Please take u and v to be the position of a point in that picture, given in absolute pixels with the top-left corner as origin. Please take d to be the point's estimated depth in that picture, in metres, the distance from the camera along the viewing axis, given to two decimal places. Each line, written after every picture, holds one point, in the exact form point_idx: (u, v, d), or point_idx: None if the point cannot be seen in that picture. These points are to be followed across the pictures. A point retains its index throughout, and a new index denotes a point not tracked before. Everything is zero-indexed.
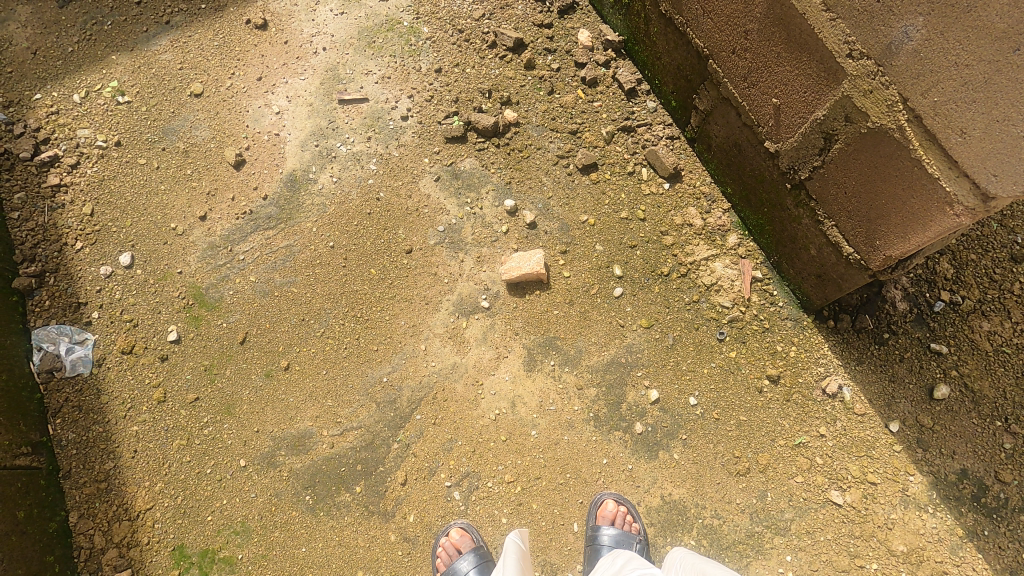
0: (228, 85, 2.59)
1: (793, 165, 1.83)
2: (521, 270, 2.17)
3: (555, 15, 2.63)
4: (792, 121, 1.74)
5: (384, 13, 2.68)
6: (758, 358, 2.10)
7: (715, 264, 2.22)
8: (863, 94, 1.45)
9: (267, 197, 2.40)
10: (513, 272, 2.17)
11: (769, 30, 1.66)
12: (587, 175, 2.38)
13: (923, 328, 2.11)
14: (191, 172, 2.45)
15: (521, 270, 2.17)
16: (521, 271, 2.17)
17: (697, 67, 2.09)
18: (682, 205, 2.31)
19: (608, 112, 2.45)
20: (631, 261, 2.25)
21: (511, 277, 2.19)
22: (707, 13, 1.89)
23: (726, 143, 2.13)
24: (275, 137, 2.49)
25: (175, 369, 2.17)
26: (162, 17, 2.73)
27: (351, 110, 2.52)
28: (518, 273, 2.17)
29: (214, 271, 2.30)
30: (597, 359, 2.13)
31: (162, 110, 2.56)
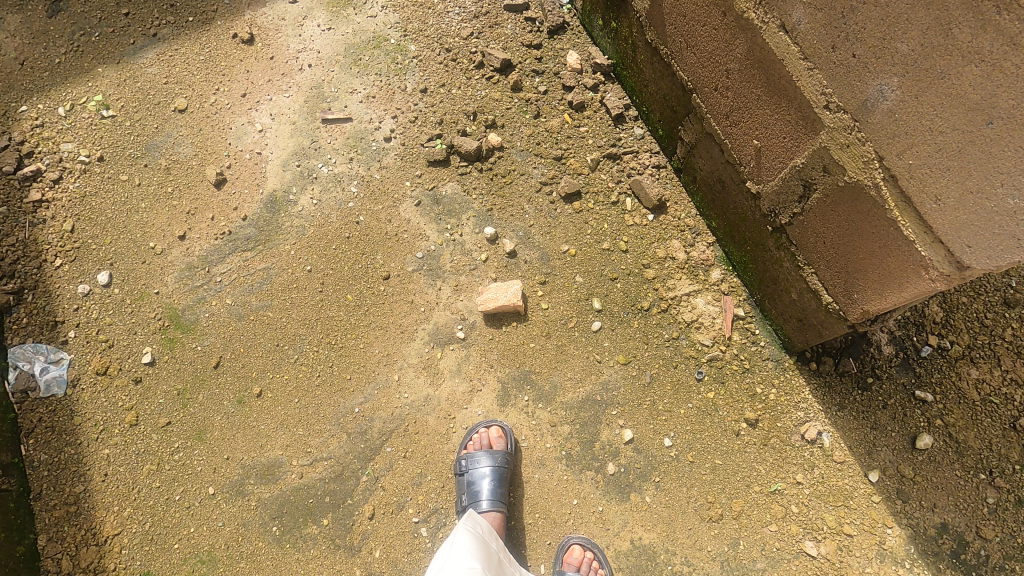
0: (213, 101, 2.57)
1: (774, 209, 1.77)
2: (499, 302, 2.13)
3: (545, 35, 2.58)
4: (772, 164, 1.68)
5: (371, 30, 2.63)
6: (736, 400, 2.05)
7: (696, 300, 2.16)
8: (840, 148, 1.39)
9: (246, 218, 2.38)
10: (491, 304, 2.14)
11: (748, 72, 1.60)
12: (570, 203, 2.33)
13: (908, 373, 2.05)
14: (171, 190, 2.44)
15: (500, 302, 2.14)
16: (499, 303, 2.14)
17: (682, 99, 2.04)
18: (665, 236, 2.25)
19: (594, 138, 2.40)
20: (611, 294, 2.20)
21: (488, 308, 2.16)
22: (690, 48, 1.83)
23: (710, 178, 2.07)
24: (257, 156, 2.46)
25: (148, 392, 2.16)
26: (150, 29, 2.71)
27: (334, 129, 2.49)
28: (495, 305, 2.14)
29: (191, 292, 2.29)
30: (572, 395, 2.09)
31: (146, 126, 2.54)
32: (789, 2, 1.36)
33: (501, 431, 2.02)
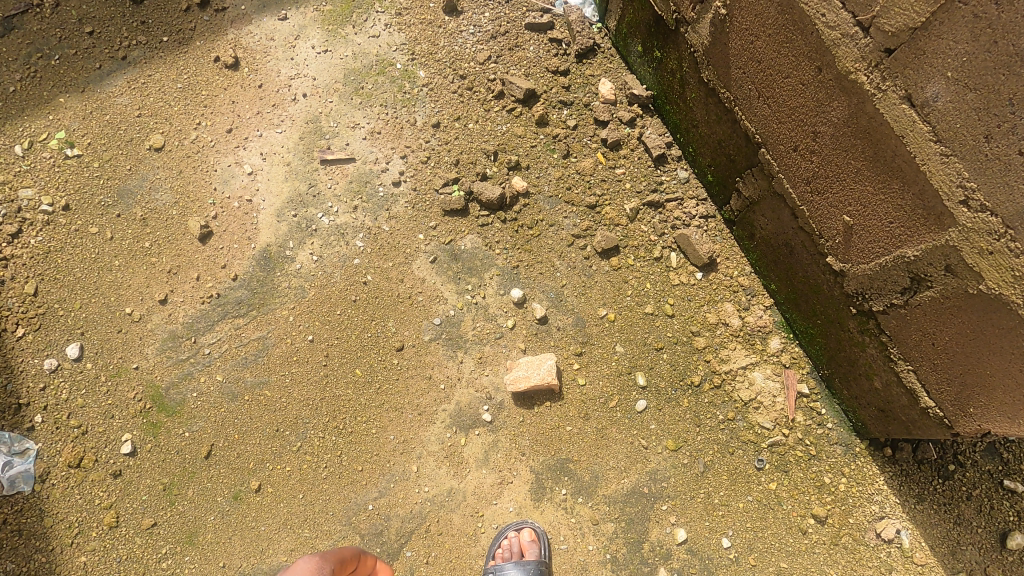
0: (194, 138, 2.24)
1: (861, 292, 1.51)
2: (531, 382, 1.87)
3: (572, 59, 2.27)
4: (868, 246, 1.40)
5: (374, 53, 2.31)
6: (802, 492, 1.82)
7: (754, 375, 1.90)
8: (979, 253, 1.13)
9: (237, 277, 2.08)
10: (522, 384, 1.88)
11: (847, 140, 1.31)
12: (608, 259, 2.05)
13: (994, 459, 1.80)
14: (149, 244, 2.13)
15: (532, 381, 1.88)
16: (532, 382, 1.88)
17: (744, 149, 1.75)
18: (717, 298, 1.98)
19: (633, 181, 2.11)
20: (657, 367, 1.94)
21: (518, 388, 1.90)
22: (763, 98, 1.54)
23: (776, 238, 1.78)
24: (247, 204, 2.16)
25: (130, 488, 1.89)
26: (118, 50, 2.35)
27: (335, 171, 2.18)
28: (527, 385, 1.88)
29: (175, 367, 2.00)
30: (616, 488, 1.84)
31: (118, 167, 2.22)
32: (926, 72, 1.10)
33: (534, 534, 1.78)
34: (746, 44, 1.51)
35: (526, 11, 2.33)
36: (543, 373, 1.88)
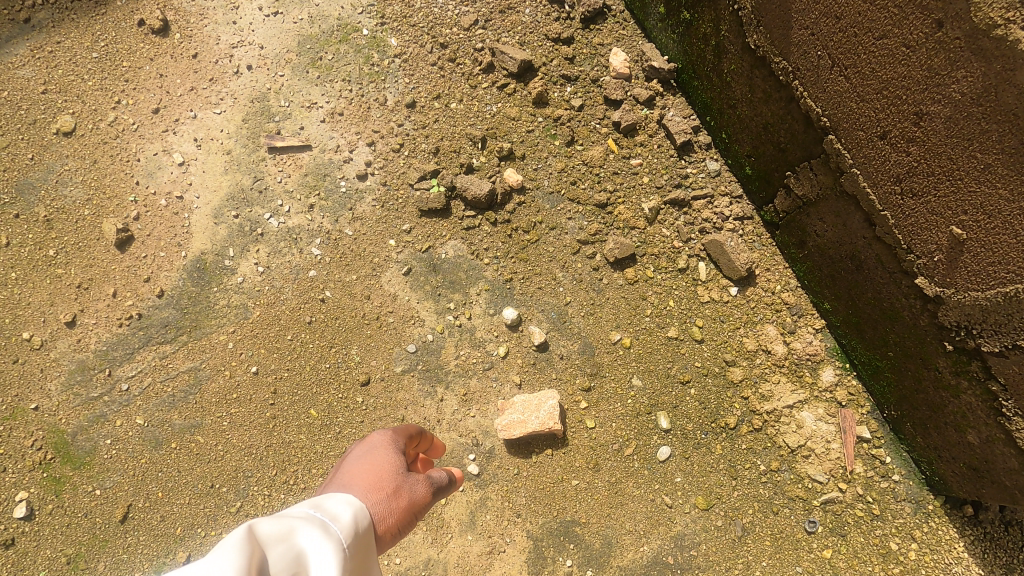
0: (112, 120, 1.82)
1: (964, 324, 1.16)
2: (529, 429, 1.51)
3: (577, 24, 1.86)
4: (988, 266, 1.06)
5: (334, 15, 1.89)
6: (864, 562, 1.47)
7: (803, 415, 1.55)
8: None
9: (164, 293, 1.68)
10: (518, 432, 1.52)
11: (981, 123, 0.96)
12: (621, 271, 1.67)
13: None
14: (54, 252, 1.72)
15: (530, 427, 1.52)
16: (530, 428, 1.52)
17: (801, 136, 1.38)
18: (756, 320, 1.62)
19: (651, 175, 1.73)
20: (682, 404, 1.58)
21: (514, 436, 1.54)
22: (838, 68, 1.17)
23: (842, 247, 1.40)
24: (177, 202, 1.75)
25: (28, 562, 1.53)
26: (19, 11, 1.91)
27: (286, 161, 1.77)
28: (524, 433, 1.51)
29: (84, 407, 1.61)
30: (633, 557, 1.49)
31: (17, 156, 1.80)
32: None
33: None
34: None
35: None
36: (543, 417, 1.51)
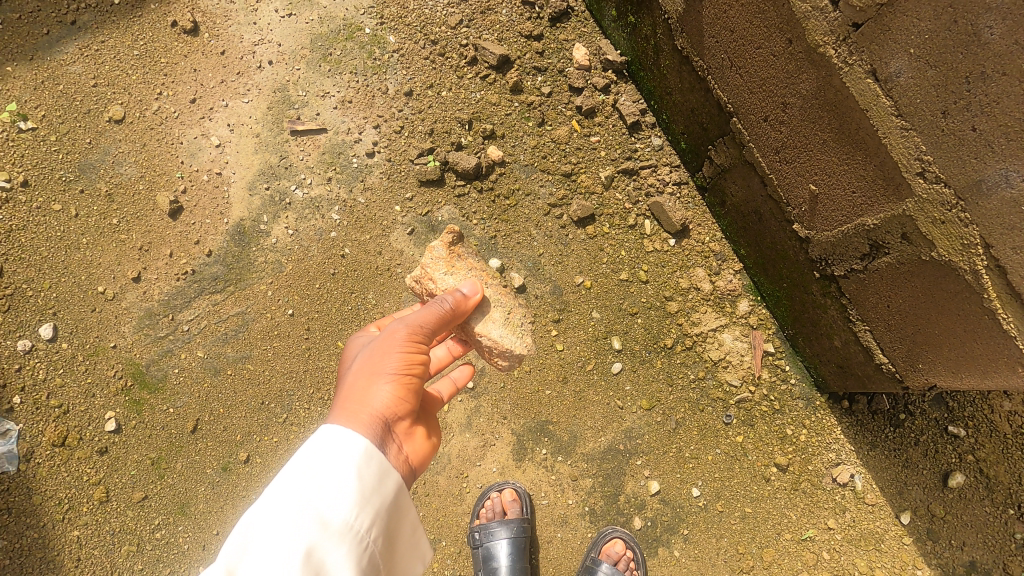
0: (156, 109, 2.16)
1: (825, 258, 1.58)
2: (512, 298, 1.63)
3: (546, 23, 2.21)
4: (831, 214, 1.47)
5: (341, 16, 2.21)
6: (766, 444, 1.94)
7: (724, 336, 2.00)
8: (932, 222, 1.19)
9: (211, 253, 2.06)
10: (499, 320, 1.57)
11: (814, 111, 1.35)
12: (584, 228, 2.08)
13: (940, 408, 1.95)
14: (117, 221, 2.08)
15: (495, 293, 1.61)
16: (502, 289, 1.64)
17: (716, 118, 1.77)
18: (688, 265, 2.04)
19: (607, 149, 2.12)
20: (631, 331, 2.01)
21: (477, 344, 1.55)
22: (735, 68, 1.55)
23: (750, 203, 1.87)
24: (216, 177, 2.11)
25: (118, 464, 1.94)
26: (66, 14, 2.20)
27: (306, 142, 2.14)
28: (509, 310, 1.60)
29: (154, 344, 2.01)
30: (593, 446, 1.94)
31: (77, 140, 2.13)
32: (891, 48, 1.10)
33: (515, 494, 1.91)
34: (720, 12, 1.52)
35: None
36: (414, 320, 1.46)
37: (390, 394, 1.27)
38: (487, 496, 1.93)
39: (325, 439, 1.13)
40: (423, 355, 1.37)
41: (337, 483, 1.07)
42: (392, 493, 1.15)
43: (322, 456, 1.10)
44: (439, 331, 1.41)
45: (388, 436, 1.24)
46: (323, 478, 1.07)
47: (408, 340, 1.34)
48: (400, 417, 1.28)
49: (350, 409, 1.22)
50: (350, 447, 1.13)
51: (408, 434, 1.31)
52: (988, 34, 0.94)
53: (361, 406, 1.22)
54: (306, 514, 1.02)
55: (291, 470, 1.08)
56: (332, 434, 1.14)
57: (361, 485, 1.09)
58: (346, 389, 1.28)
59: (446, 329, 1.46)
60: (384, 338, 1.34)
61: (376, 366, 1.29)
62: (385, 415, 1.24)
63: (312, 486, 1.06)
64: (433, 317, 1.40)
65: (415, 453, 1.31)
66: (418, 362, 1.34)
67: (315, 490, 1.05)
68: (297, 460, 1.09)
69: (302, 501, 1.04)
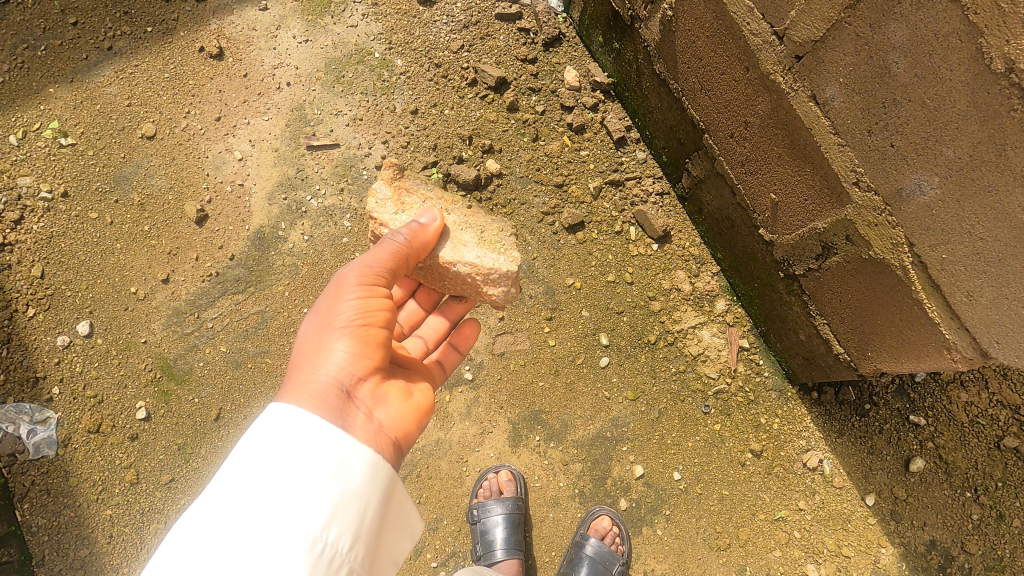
0: (184, 126, 2.37)
1: (787, 259, 1.76)
2: (480, 218, 1.62)
3: (540, 48, 2.43)
4: (789, 220, 1.66)
5: (353, 42, 2.43)
6: (741, 432, 2.11)
7: (703, 332, 2.18)
8: (868, 225, 1.37)
9: (234, 257, 2.25)
10: (472, 242, 1.54)
11: (770, 130, 1.54)
12: (574, 234, 2.27)
13: (903, 398, 2.12)
14: (149, 228, 2.28)
15: (459, 219, 1.60)
16: (466, 212, 1.63)
17: (691, 134, 1.97)
18: (670, 268, 2.23)
19: (596, 162, 2.31)
20: (618, 328, 2.19)
21: (458, 275, 1.51)
22: (705, 91, 1.75)
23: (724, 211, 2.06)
24: (238, 188, 2.31)
25: (147, 449, 2.12)
26: (104, 41, 2.43)
27: (320, 156, 2.34)
28: (480, 230, 1.58)
29: (181, 340, 2.19)
30: (583, 433, 2.11)
31: (112, 154, 2.34)
32: (825, 77, 1.29)
33: (511, 475, 2.08)
34: (689, 43, 1.72)
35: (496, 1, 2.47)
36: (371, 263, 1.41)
37: (346, 350, 1.24)
38: (485, 477, 2.09)
39: (262, 432, 1.13)
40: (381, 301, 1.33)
41: (272, 482, 1.05)
42: (346, 481, 1.10)
43: (258, 453, 1.09)
44: (396, 268, 1.36)
45: (350, 402, 1.22)
46: (256, 478, 1.06)
47: (361, 285, 1.30)
48: (364, 377, 1.26)
49: (301, 380, 1.21)
50: (289, 445, 1.10)
51: (379, 392, 1.28)
52: (894, 68, 1.13)
53: (311, 376, 1.21)
54: (240, 520, 1.02)
55: (226, 473, 1.08)
56: (272, 422, 1.14)
57: (300, 478, 1.06)
58: (302, 353, 1.26)
59: (407, 266, 1.42)
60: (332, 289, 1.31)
61: (325, 323, 1.27)
62: (342, 375, 1.22)
63: (247, 489, 1.05)
64: (382, 254, 1.34)
65: (391, 415, 1.27)
66: (375, 312, 1.30)
67: (249, 493, 1.04)
68: (233, 490, 1.05)
69: (226, 526, 1.01)
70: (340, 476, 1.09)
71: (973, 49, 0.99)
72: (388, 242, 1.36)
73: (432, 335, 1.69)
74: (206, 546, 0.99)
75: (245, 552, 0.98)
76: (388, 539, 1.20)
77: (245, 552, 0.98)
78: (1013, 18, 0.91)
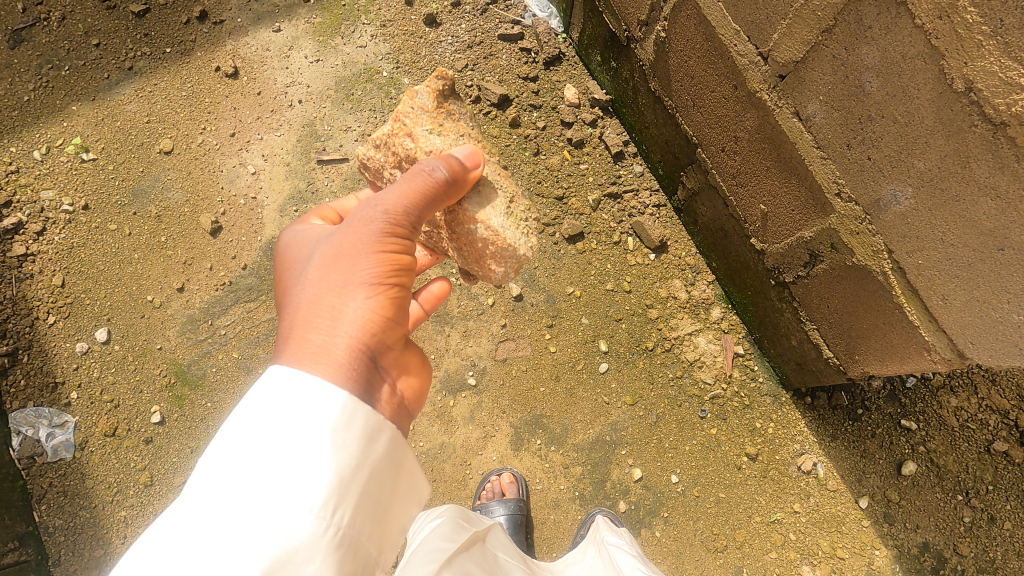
0: (200, 142, 2.47)
1: (778, 267, 1.84)
2: (514, 183, 1.52)
3: (541, 66, 2.53)
4: (778, 230, 1.74)
5: (362, 62, 2.54)
6: (737, 435, 2.17)
7: (698, 339, 2.25)
8: (850, 233, 1.45)
9: (247, 267, 2.34)
10: (500, 205, 1.45)
11: (758, 144, 1.63)
12: (574, 244, 2.35)
13: (894, 403, 2.17)
14: (165, 239, 2.38)
15: (494, 173, 1.49)
16: (502, 172, 1.53)
17: (686, 149, 2.06)
18: (667, 277, 2.31)
19: (595, 175, 2.40)
20: (617, 334, 2.26)
21: (472, 232, 1.44)
22: (697, 107, 1.85)
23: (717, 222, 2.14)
24: (252, 201, 2.41)
25: (161, 452, 2.19)
26: (124, 61, 2.55)
27: (330, 170, 2.44)
28: (512, 197, 1.48)
29: (194, 346, 2.27)
30: (583, 437, 2.17)
31: (131, 169, 2.44)
32: (806, 95, 1.38)
33: (512, 477, 2.13)
34: (681, 62, 1.82)
35: (499, 22, 2.58)
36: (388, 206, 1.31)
37: (369, 312, 1.18)
38: (488, 479, 2.16)
39: (274, 402, 1.03)
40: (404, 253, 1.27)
41: (285, 459, 0.97)
42: (362, 460, 1.04)
43: (265, 423, 1.01)
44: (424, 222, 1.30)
45: (368, 362, 1.17)
46: (266, 454, 0.98)
47: (385, 240, 1.24)
48: (382, 334, 1.20)
49: (319, 343, 1.13)
50: (301, 420, 1.02)
51: (395, 351, 1.24)
52: (868, 87, 1.22)
53: (330, 341, 1.13)
54: (248, 501, 0.94)
55: (228, 445, 0.99)
56: (278, 385, 1.05)
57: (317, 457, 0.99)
58: (317, 310, 1.17)
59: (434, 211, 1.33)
60: (359, 230, 1.22)
61: (348, 273, 1.19)
62: (364, 340, 1.16)
63: (255, 466, 0.97)
64: (415, 199, 1.26)
65: (410, 386, 1.27)
66: (398, 273, 1.24)
67: (259, 472, 0.96)
68: (238, 471, 0.97)
69: (231, 514, 0.93)
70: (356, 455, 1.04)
71: (936, 70, 1.07)
72: (427, 181, 1.26)
73: None
74: (211, 530, 0.91)
75: (258, 536, 0.91)
76: (406, 516, 1.18)
77: (258, 539, 0.91)
78: (969, 42, 1.00)
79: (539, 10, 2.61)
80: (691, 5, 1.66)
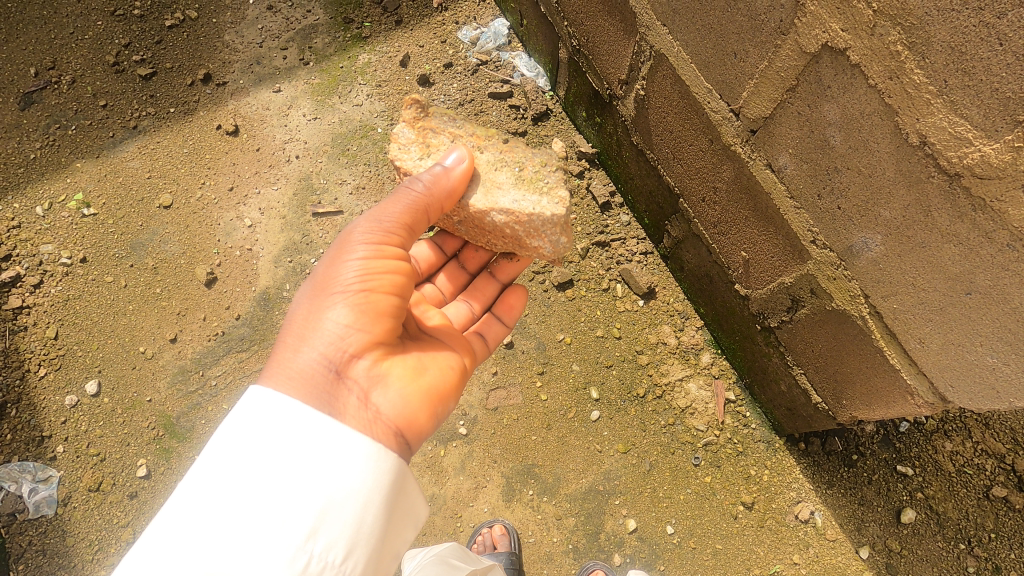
0: (199, 196, 2.54)
1: (763, 312, 1.87)
2: (517, 152, 1.57)
3: (529, 122, 2.64)
4: (759, 275, 1.78)
5: (358, 119, 2.66)
6: (732, 483, 2.14)
7: (689, 385, 2.26)
8: (827, 279, 1.49)
9: (240, 317, 2.36)
10: (507, 185, 1.51)
11: (735, 194, 1.69)
12: (563, 291, 2.39)
13: (889, 449, 2.15)
14: (160, 290, 2.41)
15: (493, 157, 1.56)
16: (502, 149, 1.57)
17: (669, 198, 2.13)
18: (656, 323, 2.34)
19: (583, 225, 2.47)
20: (608, 381, 2.27)
21: (494, 223, 1.48)
22: (677, 159, 1.92)
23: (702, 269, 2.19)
24: (247, 252, 2.45)
25: (145, 507, 2.14)
26: (129, 121, 2.65)
27: (325, 222, 2.49)
28: (516, 168, 1.54)
29: (184, 398, 2.26)
30: (576, 486, 2.14)
31: (130, 223, 2.50)
32: (777, 148, 1.45)
33: (504, 528, 2.08)
34: (660, 118, 1.91)
35: (489, 81, 2.72)
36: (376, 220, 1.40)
37: (345, 329, 1.26)
38: (479, 531, 2.11)
39: (256, 421, 1.15)
40: (389, 266, 1.34)
41: (271, 477, 1.09)
42: (332, 487, 1.10)
43: (256, 438, 1.13)
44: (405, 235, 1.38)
45: (341, 381, 1.24)
46: (250, 470, 1.10)
47: (364, 256, 1.32)
48: (360, 351, 1.27)
49: (298, 362, 1.24)
50: (280, 437, 1.13)
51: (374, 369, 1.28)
52: (833, 141, 1.28)
53: (308, 359, 1.24)
54: (232, 516, 1.07)
55: (219, 457, 1.12)
56: (263, 407, 1.17)
57: (293, 478, 1.09)
58: (302, 326, 1.29)
59: (423, 221, 1.41)
60: (340, 247, 1.34)
61: (327, 289, 1.30)
62: (339, 356, 1.25)
63: (234, 481, 1.09)
64: (397, 209, 1.36)
65: (391, 399, 1.26)
66: (376, 286, 1.31)
67: (239, 494, 1.08)
68: (223, 485, 1.09)
69: (213, 527, 1.06)
70: (337, 484, 1.10)
71: (892, 125, 1.13)
72: (406, 192, 1.37)
73: (478, 301, 1.75)
74: (194, 541, 1.04)
75: (236, 549, 1.04)
76: (400, 536, 1.23)
77: (235, 547, 1.04)
78: (919, 101, 1.06)
79: (527, 70, 2.75)
80: (666, 66, 1.75)
